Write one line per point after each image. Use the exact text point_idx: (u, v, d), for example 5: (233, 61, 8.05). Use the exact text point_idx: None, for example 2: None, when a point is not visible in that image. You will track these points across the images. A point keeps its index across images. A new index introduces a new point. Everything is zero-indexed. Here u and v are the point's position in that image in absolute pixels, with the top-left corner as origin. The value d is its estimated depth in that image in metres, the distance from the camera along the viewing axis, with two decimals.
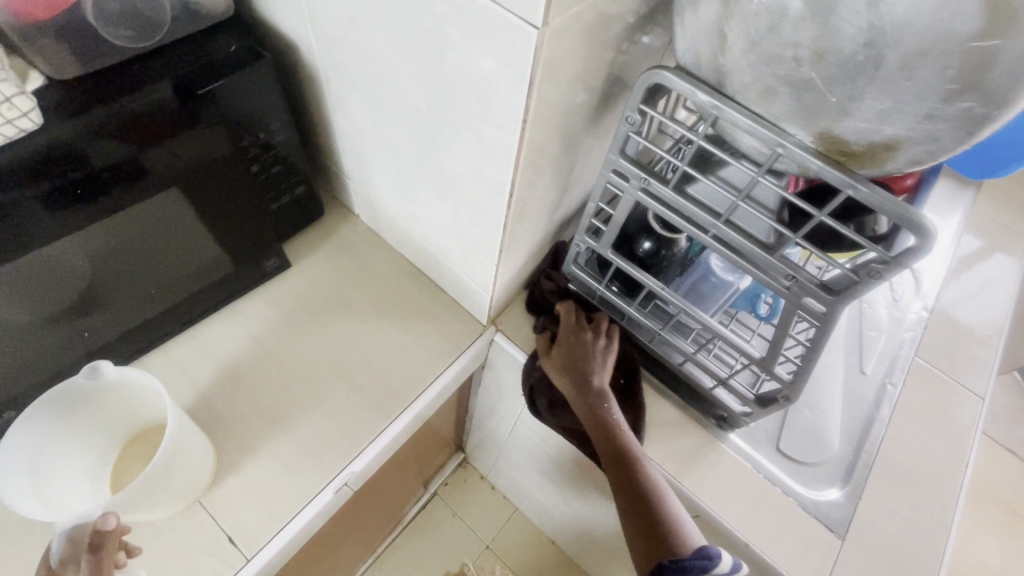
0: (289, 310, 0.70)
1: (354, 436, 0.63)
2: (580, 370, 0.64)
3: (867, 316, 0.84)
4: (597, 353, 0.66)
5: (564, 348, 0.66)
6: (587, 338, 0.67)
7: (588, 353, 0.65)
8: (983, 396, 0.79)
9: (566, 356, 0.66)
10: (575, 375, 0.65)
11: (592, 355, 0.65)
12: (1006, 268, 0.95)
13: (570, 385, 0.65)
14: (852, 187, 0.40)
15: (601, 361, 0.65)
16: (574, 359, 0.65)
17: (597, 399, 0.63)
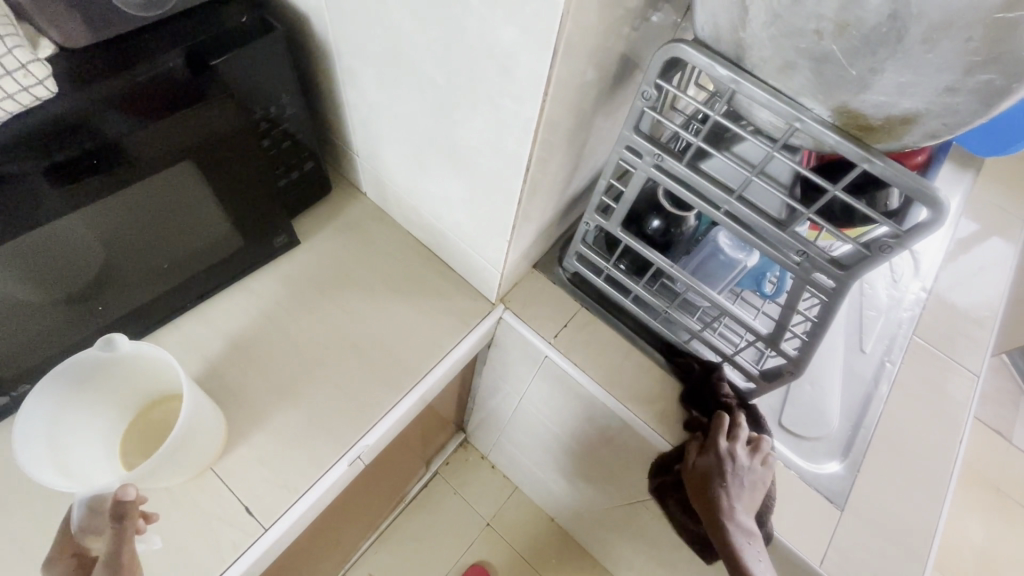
0: (299, 287, 0.70)
1: (367, 411, 0.64)
2: (717, 495, 0.60)
3: (867, 297, 0.86)
4: (735, 474, 0.60)
5: (699, 465, 0.62)
6: (726, 456, 0.61)
7: (722, 481, 0.60)
8: (978, 373, 0.81)
9: (700, 474, 0.62)
10: (706, 498, 0.61)
11: (728, 487, 0.60)
12: (1002, 249, 0.97)
13: (701, 504, 0.61)
14: (868, 162, 0.40)
15: (738, 488, 0.60)
16: (707, 480, 0.61)
17: (728, 530, 0.58)
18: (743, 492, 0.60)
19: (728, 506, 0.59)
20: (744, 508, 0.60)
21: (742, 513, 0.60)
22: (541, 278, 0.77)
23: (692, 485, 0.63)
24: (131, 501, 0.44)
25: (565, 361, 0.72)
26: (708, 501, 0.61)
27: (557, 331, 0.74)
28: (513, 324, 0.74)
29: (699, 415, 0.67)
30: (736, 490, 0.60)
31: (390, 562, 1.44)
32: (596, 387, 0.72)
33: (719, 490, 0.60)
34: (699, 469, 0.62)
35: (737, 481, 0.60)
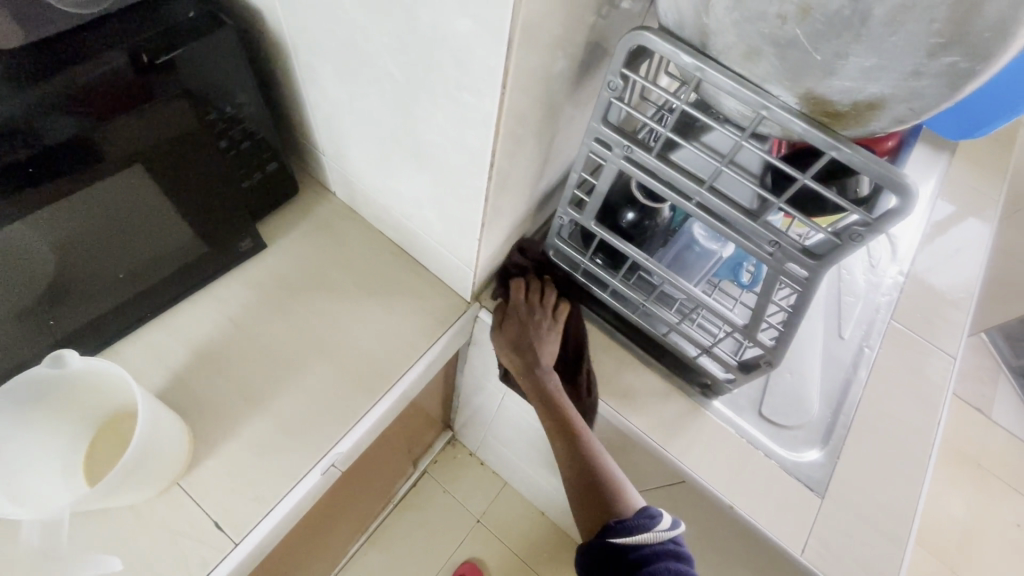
0: (267, 292, 0.68)
1: (340, 417, 0.62)
2: (526, 350, 0.66)
3: (845, 283, 0.86)
4: (528, 331, 0.67)
5: (509, 326, 0.67)
6: (521, 314, 0.68)
7: (530, 338, 0.66)
8: (956, 356, 0.81)
9: (510, 336, 0.67)
10: (520, 353, 0.67)
11: (534, 338, 0.66)
12: (978, 231, 0.97)
13: (515, 362, 0.67)
14: (835, 149, 0.39)
15: (542, 341, 0.67)
16: (520, 335, 0.67)
17: (540, 376, 0.65)
18: (549, 343, 0.67)
19: (536, 359, 0.66)
20: (551, 356, 0.67)
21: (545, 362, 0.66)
22: None
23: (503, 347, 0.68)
24: None
25: None
26: (519, 361, 0.66)
27: None
28: (490, 323, 0.73)
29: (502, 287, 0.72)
30: (539, 339, 0.67)
31: (380, 563, 1.43)
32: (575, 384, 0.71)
33: (521, 348, 0.66)
34: (509, 332, 0.67)
35: (537, 333, 0.67)
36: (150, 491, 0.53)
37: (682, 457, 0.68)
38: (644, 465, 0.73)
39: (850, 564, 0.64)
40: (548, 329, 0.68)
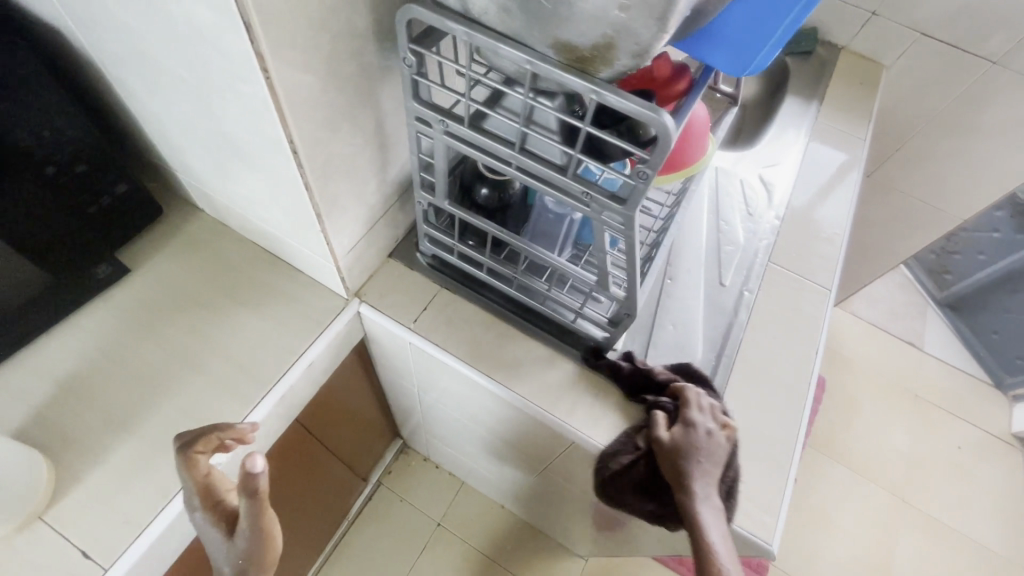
0: (133, 315, 0.67)
1: (214, 429, 0.61)
2: (687, 466, 0.57)
3: (724, 233, 0.90)
4: (699, 452, 0.57)
5: (677, 439, 0.58)
6: (699, 429, 0.59)
7: (694, 456, 0.57)
8: (830, 287, 0.85)
9: (675, 452, 0.58)
10: (679, 474, 0.57)
11: (699, 456, 0.57)
12: (846, 169, 1.03)
13: (674, 484, 0.57)
14: (595, 93, 0.41)
15: (707, 459, 0.57)
16: (688, 452, 0.57)
17: (695, 507, 0.55)
18: (711, 472, 0.57)
19: (697, 482, 0.56)
20: (710, 483, 0.56)
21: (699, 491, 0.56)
22: (397, 266, 0.77)
23: (663, 459, 0.59)
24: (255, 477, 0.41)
25: (429, 344, 0.72)
26: (676, 483, 0.57)
27: (416, 316, 0.73)
28: (372, 316, 0.73)
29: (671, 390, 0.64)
30: (709, 462, 0.57)
31: None
32: (462, 364, 0.71)
33: (676, 470, 0.57)
34: (671, 447, 0.58)
35: (709, 453, 0.57)
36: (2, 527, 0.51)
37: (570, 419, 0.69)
38: (543, 434, 0.74)
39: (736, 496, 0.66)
40: (716, 453, 0.58)
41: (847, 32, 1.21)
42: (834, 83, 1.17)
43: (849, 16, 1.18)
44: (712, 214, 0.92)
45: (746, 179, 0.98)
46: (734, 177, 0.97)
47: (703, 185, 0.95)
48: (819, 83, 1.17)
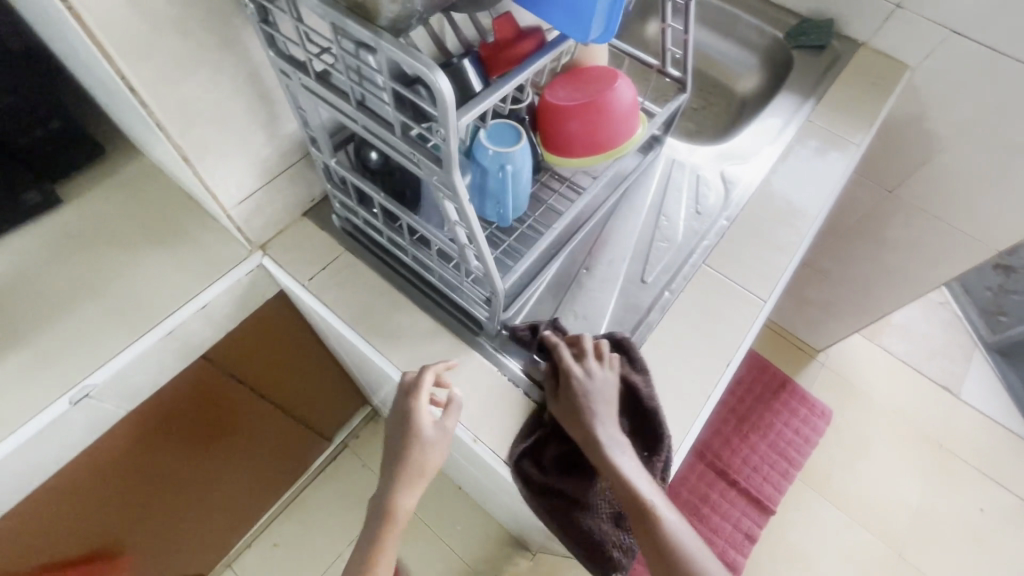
0: (57, 242, 0.73)
1: (97, 352, 0.66)
2: (586, 422, 0.62)
3: (662, 229, 0.84)
4: (599, 388, 0.63)
5: (568, 400, 0.63)
6: (580, 376, 0.63)
7: (590, 409, 0.62)
8: (765, 299, 0.78)
9: (573, 407, 0.63)
10: (582, 429, 0.62)
11: (591, 408, 0.62)
12: (828, 176, 0.93)
13: (581, 440, 0.63)
14: (378, 43, 0.40)
15: (600, 407, 0.63)
16: (580, 409, 0.62)
17: (605, 453, 0.61)
18: (609, 413, 0.63)
19: (599, 430, 0.62)
20: (611, 424, 0.63)
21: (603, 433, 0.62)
22: (308, 224, 0.78)
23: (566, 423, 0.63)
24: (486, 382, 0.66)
25: (318, 304, 0.73)
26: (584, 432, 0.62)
27: (312, 275, 0.75)
28: (273, 269, 0.76)
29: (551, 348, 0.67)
30: (602, 411, 0.63)
31: (295, 533, 1.46)
32: (345, 327, 0.72)
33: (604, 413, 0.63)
34: (572, 402, 0.63)
35: (599, 402, 0.63)
36: None
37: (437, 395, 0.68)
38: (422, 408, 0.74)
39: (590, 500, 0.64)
40: (603, 397, 0.63)
41: (868, 26, 1.08)
42: (841, 81, 1.05)
43: (870, 7, 1.06)
44: (655, 208, 0.86)
45: (705, 175, 0.91)
46: (690, 172, 0.91)
47: (654, 177, 0.90)
48: (824, 80, 1.06)
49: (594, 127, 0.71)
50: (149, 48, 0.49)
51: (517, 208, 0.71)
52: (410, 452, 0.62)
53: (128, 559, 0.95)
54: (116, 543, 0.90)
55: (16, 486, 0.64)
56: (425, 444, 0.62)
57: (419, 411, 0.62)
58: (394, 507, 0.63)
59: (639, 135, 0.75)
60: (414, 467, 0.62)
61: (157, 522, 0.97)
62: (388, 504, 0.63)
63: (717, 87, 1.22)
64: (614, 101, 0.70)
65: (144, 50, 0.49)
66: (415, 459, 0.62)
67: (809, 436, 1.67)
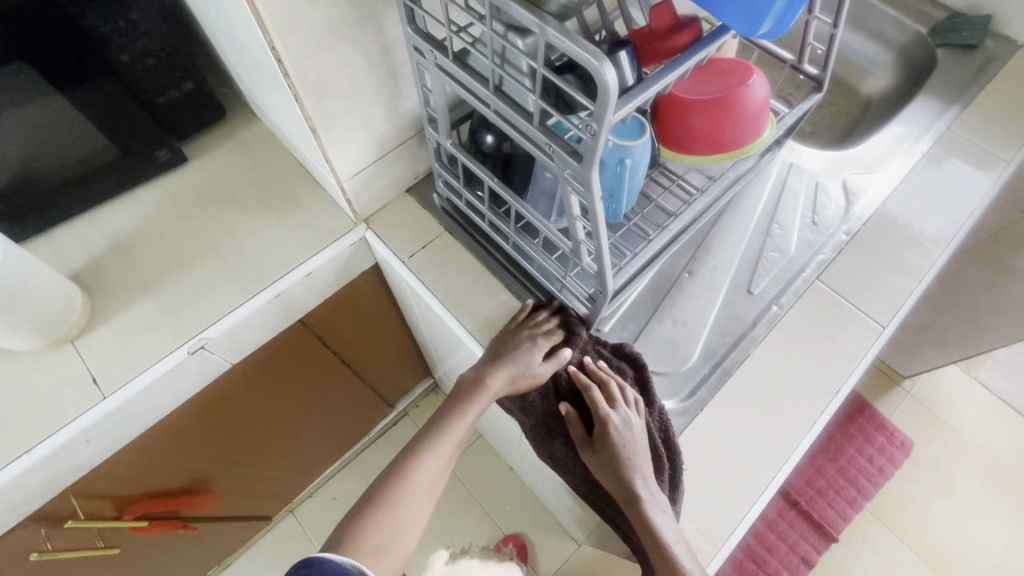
0: (180, 199, 0.77)
1: (214, 308, 0.70)
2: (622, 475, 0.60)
3: (773, 238, 0.79)
4: (631, 445, 0.60)
5: (603, 447, 0.61)
6: (616, 425, 0.60)
7: (625, 459, 0.60)
8: (885, 324, 0.72)
9: (609, 459, 0.60)
10: (618, 480, 0.60)
11: (626, 458, 0.60)
12: (969, 195, 0.83)
13: (615, 491, 0.61)
14: (543, 31, 0.38)
15: (633, 456, 0.60)
16: (615, 459, 0.60)
17: (644, 509, 0.58)
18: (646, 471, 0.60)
19: (636, 484, 0.59)
20: (645, 476, 0.60)
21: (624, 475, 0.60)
22: (410, 202, 0.79)
23: (597, 469, 0.62)
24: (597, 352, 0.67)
25: (416, 282, 0.74)
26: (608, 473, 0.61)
27: (412, 252, 0.75)
28: (375, 244, 0.77)
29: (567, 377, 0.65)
30: (635, 461, 0.60)
31: (353, 490, 1.53)
32: (440, 308, 0.72)
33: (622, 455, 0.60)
34: (606, 448, 0.61)
35: (631, 450, 0.60)
36: (40, 340, 0.64)
37: None
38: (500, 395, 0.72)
39: (680, 514, 0.63)
40: (627, 441, 0.60)
41: None
42: (992, 89, 0.94)
43: None
44: (767, 214, 0.81)
45: (825, 183, 0.84)
46: (809, 178, 0.84)
47: (767, 181, 0.84)
48: (971, 86, 0.95)
49: (719, 127, 0.67)
50: (298, 19, 0.50)
51: (627, 204, 0.68)
52: (494, 366, 0.63)
53: (215, 496, 1.02)
54: (208, 481, 0.97)
55: (137, 423, 0.70)
56: (524, 377, 0.62)
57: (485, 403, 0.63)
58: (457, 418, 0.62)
59: (765, 136, 0.70)
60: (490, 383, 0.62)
61: (242, 466, 1.03)
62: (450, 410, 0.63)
63: (838, 86, 1.12)
64: (746, 100, 0.66)
65: (295, 21, 0.50)
66: (496, 375, 0.62)
67: (885, 466, 1.57)
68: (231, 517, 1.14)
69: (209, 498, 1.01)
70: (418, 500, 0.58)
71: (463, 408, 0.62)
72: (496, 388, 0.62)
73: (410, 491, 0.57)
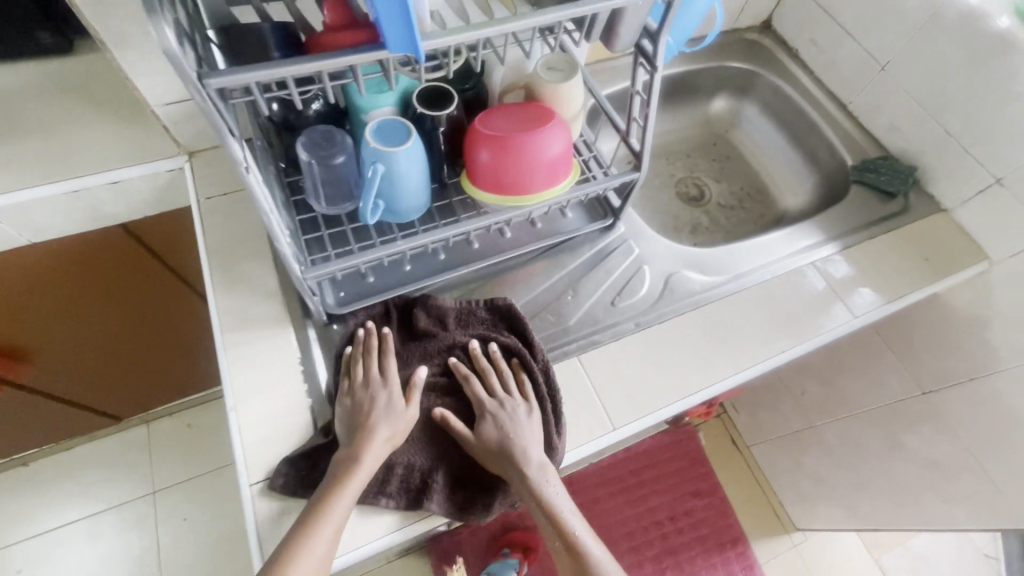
0: (46, 83, 0.83)
1: (9, 181, 0.74)
2: (534, 411, 0.65)
3: (559, 303, 0.75)
4: (535, 385, 0.66)
5: (511, 387, 0.65)
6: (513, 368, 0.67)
7: (529, 394, 0.65)
8: (615, 425, 0.68)
9: (519, 400, 0.65)
10: (529, 417, 0.64)
11: (530, 396, 0.65)
12: (794, 335, 0.76)
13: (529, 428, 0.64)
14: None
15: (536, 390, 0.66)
16: (523, 394, 0.65)
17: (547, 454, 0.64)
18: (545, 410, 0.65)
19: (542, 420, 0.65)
20: (546, 410, 0.65)
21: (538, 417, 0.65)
22: None
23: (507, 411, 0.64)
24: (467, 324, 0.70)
25: (197, 223, 0.75)
26: (513, 450, 0.61)
27: (211, 195, 0.77)
28: (188, 178, 0.80)
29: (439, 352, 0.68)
30: (541, 394, 0.66)
31: (210, 423, 1.57)
32: (202, 253, 0.73)
33: (530, 402, 0.65)
34: (513, 390, 0.65)
35: (538, 379, 0.66)
36: None
37: (233, 352, 0.66)
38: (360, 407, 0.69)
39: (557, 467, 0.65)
40: (525, 376, 0.66)
41: (958, 191, 0.87)
42: (886, 241, 0.86)
43: (967, 171, 0.85)
44: (569, 280, 0.78)
45: (648, 270, 0.80)
46: (634, 260, 0.80)
47: (591, 249, 0.80)
48: (865, 231, 0.87)
49: (502, 164, 0.64)
50: None
51: (395, 206, 0.67)
52: (388, 373, 0.63)
53: (36, 368, 1.09)
54: (20, 350, 1.02)
55: None
56: (412, 378, 0.64)
57: (371, 398, 0.61)
58: (361, 440, 0.59)
59: (558, 188, 0.68)
60: (380, 423, 0.60)
61: (71, 349, 1.09)
62: (352, 436, 0.59)
63: (759, 193, 1.06)
64: (537, 141, 0.64)
65: None
66: (393, 385, 0.62)
67: None
68: (55, 395, 1.20)
69: (21, 367, 1.06)
70: (313, 574, 0.53)
71: (362, 429, 0.59)
72: (389, 393, 0.62)
73: (317, 555, 0.53)
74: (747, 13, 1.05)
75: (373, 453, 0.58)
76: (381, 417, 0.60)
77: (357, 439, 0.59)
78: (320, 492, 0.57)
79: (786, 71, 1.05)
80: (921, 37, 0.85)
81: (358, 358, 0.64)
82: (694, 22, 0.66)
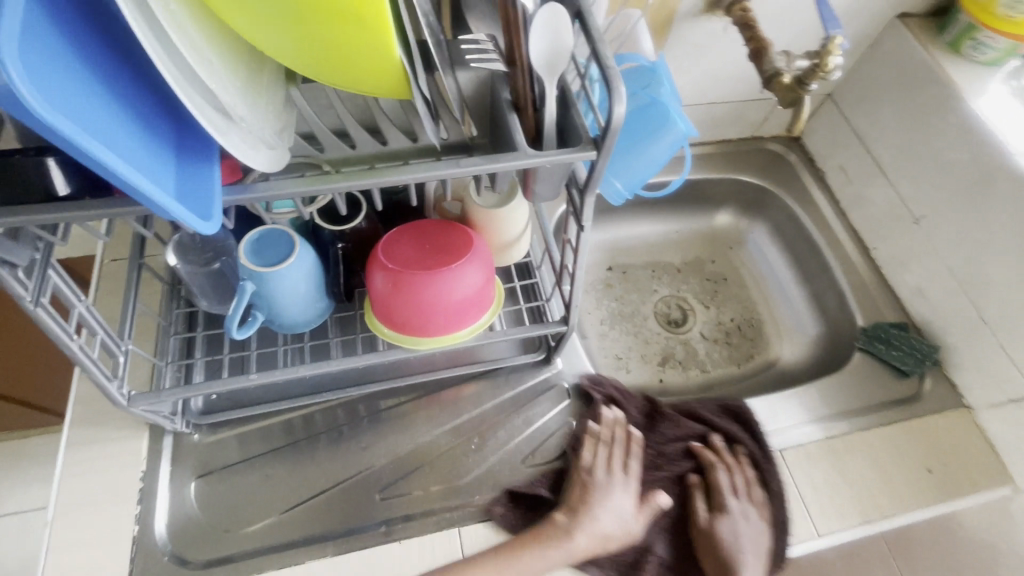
0: None
1: None
2: (773, 523, 0.64)
3: (460, 451, 0.65)
4: (785, 494, 0.65)
5: (754, 491, 0.66)
6: (759, 462, 0.67)
7: (772, 501, 0.65)
8: None
9: (764, 511, 0.64)
10: (773, 526, 0.64)
11: (772, 503, 0.65)
12: (734, 547, 0.62)
13: (767, 535, 0.64)
14: None
15: (780, 499, 0.65)
16: (764, 500, 0.65)
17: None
18: (782, 526, 0.64)
19: (776, 539, 0.63)
20: (786, 527, 0.64)
21: (759, 522, 0.64)
22: None
23: (750, 517, 0.64)
24: (718, 409, 0.71)
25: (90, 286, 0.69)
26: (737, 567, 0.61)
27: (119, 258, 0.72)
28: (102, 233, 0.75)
29: (674, 430, 0.70)
30: (784, 507, 0.64)
31: None
32: None
33: (752, 506, 0.65)
34: (755, 494, 0.65)
35: (781, 491, 0.65)
36: None
37: (74, 450, 0.59)
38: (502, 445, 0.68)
39: None
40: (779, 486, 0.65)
41: (987, 390, 0.70)
42: (883, 436, 0.70)
43: (1000, 371, 0.68)
44: (481, 421, 0.67)
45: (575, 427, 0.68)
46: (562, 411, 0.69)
47: (516, 388, 0.69)
48: (860, 417, 0.72)
49: (397, 297, 0.54)
50: None
51: (277, 320, 0.58)
52: (626, 448, 0.66)
53: None
54: None
55: None
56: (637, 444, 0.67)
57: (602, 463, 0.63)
58: (595, 500, 0.61)
59: (463, 334, 0.57)
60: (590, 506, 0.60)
61: None
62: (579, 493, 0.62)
63: (751, 329, 0.90)
64: (441, 285, 0.54)
65: None
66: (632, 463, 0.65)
67: None
68: None
69: None
70: None
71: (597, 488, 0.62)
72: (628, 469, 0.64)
73: None
74: (772, 123, 0.91)
75: (607, 512, 0.61)
76: (614, 485, 0.62)
77: (586, 498, 0.61)
78: (536, 529, 0.60)
79: (806, 195, 0.91)
80: (965, 198, 0.69)
81: (598, 419, 0.67)
82: (654, 168, 0.54)
